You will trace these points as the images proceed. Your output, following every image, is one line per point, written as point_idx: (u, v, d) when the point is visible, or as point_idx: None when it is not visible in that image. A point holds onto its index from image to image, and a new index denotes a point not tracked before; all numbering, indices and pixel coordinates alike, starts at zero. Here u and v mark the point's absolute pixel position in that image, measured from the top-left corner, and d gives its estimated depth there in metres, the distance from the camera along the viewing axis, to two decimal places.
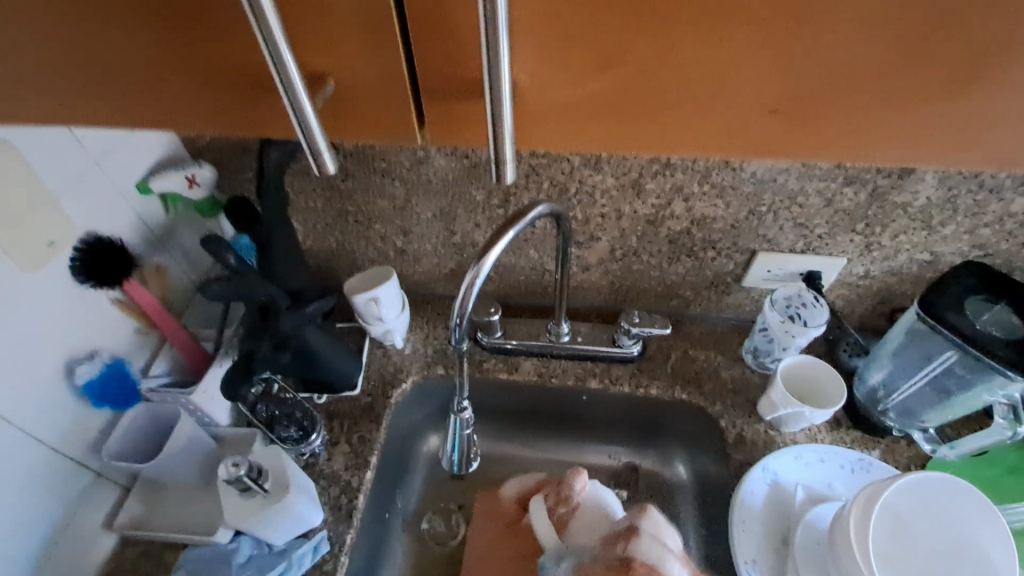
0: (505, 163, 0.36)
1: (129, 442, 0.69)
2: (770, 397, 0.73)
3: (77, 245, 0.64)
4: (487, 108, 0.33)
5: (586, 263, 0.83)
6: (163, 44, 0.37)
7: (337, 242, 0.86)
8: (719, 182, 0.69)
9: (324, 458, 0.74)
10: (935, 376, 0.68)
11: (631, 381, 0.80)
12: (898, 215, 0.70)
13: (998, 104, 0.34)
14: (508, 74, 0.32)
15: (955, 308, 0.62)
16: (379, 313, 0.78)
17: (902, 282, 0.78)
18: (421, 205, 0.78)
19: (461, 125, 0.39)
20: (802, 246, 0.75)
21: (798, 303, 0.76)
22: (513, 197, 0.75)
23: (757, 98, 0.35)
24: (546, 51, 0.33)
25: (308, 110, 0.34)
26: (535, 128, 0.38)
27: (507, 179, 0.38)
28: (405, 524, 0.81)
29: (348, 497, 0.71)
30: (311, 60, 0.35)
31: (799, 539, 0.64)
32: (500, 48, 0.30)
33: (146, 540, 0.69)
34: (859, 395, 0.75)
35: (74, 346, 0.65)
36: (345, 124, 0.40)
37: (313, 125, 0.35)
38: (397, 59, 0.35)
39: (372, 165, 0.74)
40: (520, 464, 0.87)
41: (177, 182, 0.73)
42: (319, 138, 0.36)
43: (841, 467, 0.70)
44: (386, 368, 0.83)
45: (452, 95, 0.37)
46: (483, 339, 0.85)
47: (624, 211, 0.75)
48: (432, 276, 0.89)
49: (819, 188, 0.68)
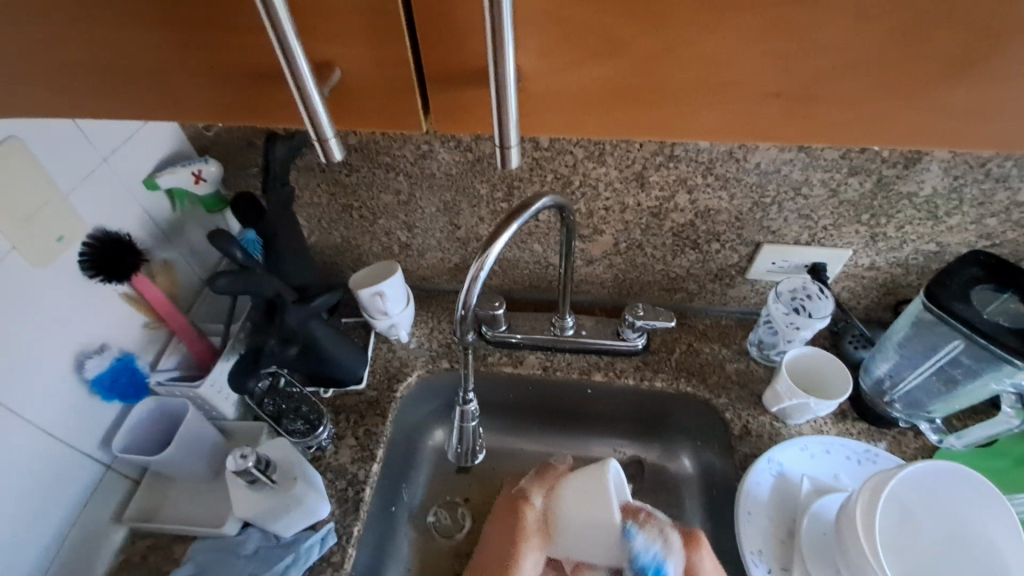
0: (509, 149, 0.36)
1: (137, 436, 0.69)
2: (775, 388, 0.72)
3: (86, 240, 0.65)
4: (492, 95, 0.34)
5: (589, 257, 0.83)
6: (171, 35, 0.37)
7: (342, 238, 0.86)
8: (723, 174, 0.69)
9: (330, 451, 0.74)
10: (941, 366, 0.68)
11: (635, 374, 0.81)
12: (903, 205, 0.69)
13: (1007, 84, 0.33)
14: (511, 60, 0.32)
15: (961, 297, 0.62)
16: (385, 307, 0.79)
17: (908, 273, 0.78)
18: (425, 199, 0.79)
19: (466, 113, 0.39)
20: (807, 238, 0.75)
21: (803, 294, 0.75)
22: (517, 189, 0.75)
23: (759, 81, 0.35)
24: (548, 36, 0.34)
25: (313, 98, 0.34)
26: (539, 116, 0.39)
27: (510, 166, 0.38)
28: (411, 518, 0.81)
29: (355, 489, 0.71)
30: (315, 49, 0.36)
31: (804, 531, 0.64)
32: (504, 34, 0.30)
33: (154, 534, 0.69)
34: (864, 386, 0.74)
35: (83, 340, 0.66)
36: (349, 111, 0.40)
37: (319, 114, 0.35)
38: (402, 49, 0.35)
39: (376, 159, 0.75)
40: (524, 458, 0.87)
41: (184, 179, 0.73)
42: (326, 126, 0.36)
43: (847, 458, 0.70)
44: (391, 363, 0.84)
45: (457, 82, 0.37)
46: (487, 333, 0.86)
47: (628, 204, 0.75)
48: (436, 271, 0.89)
49: (824, 179, 0.68)
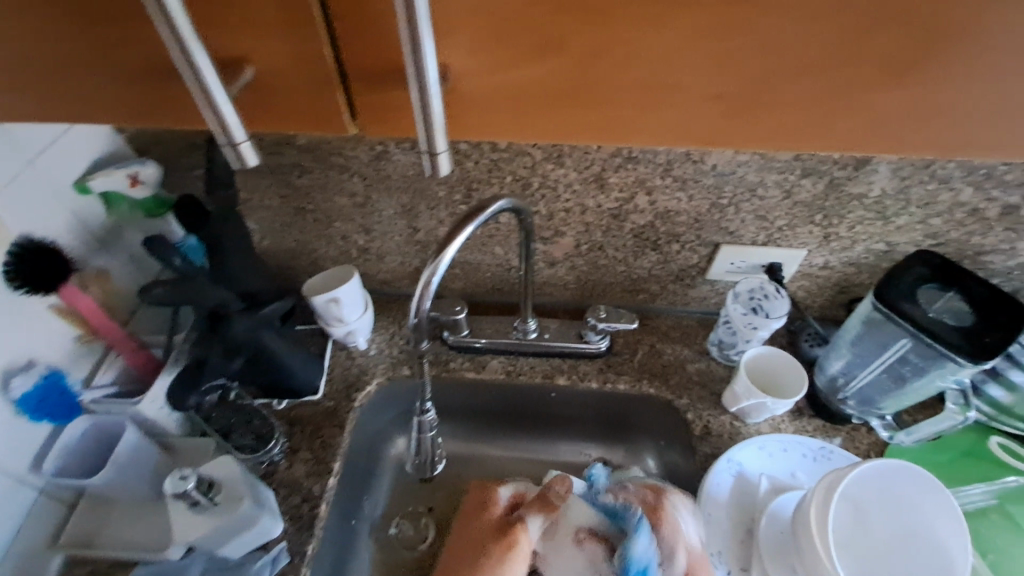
0: (439, 156, 0.35)
1: (72, 457, 0.65)
2: (734, 388, 0.73)
3: (10, 250, 0.60)
4: (415, 98, 0.32)
5: (551, 259, 0.82)
6: (77, 27, 0.36)
7: (296, 241, 0.83)
8: (681, 175, 0.69)
9: (283, 466, 0.71)
10: (891, 365, 0.70)
11: (598, 376, 0.80)
12: (854, 206, 0.71)
13: (945, 88, 0.34)
14: (433, 59, 0.30)
15: (908, 297, 0.63)
16: (340, 313, 0.76)
17: (860, 272, 0.79)
18: (382, 201, 0.76)
19: (394, 113, 0.37)
20: (763, 238, 0.76)
21: (760, 295, 0.77)
22: (476, 191, 0.73)
23: (703, 84, 0.34)
24: (475, 33, 0.32)
25: (220, 99, 0.32)
26: (473, 116, 0.37)
27: (442, 174, 0.36)
28: (372, 530, 0.79)
29: (310, 505, 0.68)
30: (224, 46, 0.34)
31: (761, 530, 0.65)
32: (422, 35, 0.29)
33: (92, 559, 0.65)
34: (820, 383, 0.75)
35: (8, 356, 0.61)
36: (270, 112, 0.38)
37: (227, 117, 0.33)
38: (319, 46, 0.33)
39: (328, 160, 0.72)
40: (490, 464, 0.86)
41: (118, 181, 0.68)
42: (236, 129, 0.34)
43: (804, 456, 0.71)
44: (349, 371, 0.81)
45: (381, 82, 0.35)
46: (449, 338, 0.84)
47: (588, 206, 0.74)
48: (396, 275, 0.87)
49: (778, 180, 0.69)
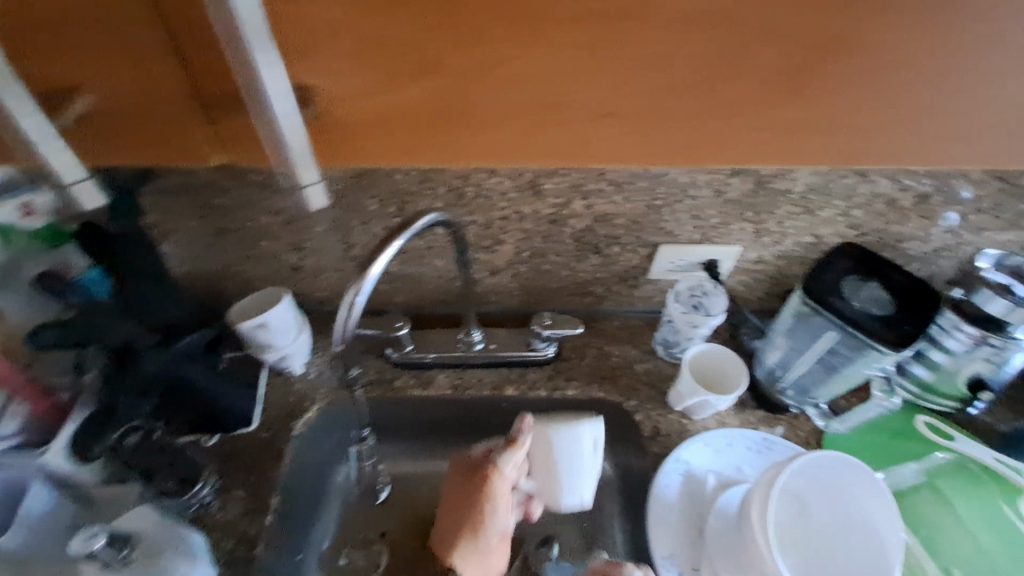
0: (316, 187, 0.55)
1: None
2: (677, 388, 0.74)
3: None
4: (293, 145, 0.51)
5: (494, 268, 0.81)
6: None
7: (222, 264, 0.78)
8: (616, 179, 0.68)
9: (216, 508, 0.68)
10: (822, 356, 0.72)
11: (547, 384, 0.79)
12: (781, 202, 0.72)
13: None
14: (292, 111, 0.49)
15: (834, 290, 0.65)
16: (269, 340, 0.72)
17: (792, 264, 0.82)
18: (310, 218, 0.73)
19: (243, 140, 0.63)
20: (699, 237, 0.77)
21: (699, 292, 0.79)
22: (408, 204, 0.71)
23: None
24: (348, 52, 0.55)
25: (53, 153, 0.55)
26: (364, 150, 0.63)
27: (316, 206, 0.57)
28: (320, 563, 0.75)
29: (247, 548, 0.65)
30: (62, 82, 0.56)
31: (709, 529, 0.65)
32: (287, 119, 0.50)
33: None
34: (760, 376, 0.77)
35: None
36: (104, 139, 0.61)
37: (59, 165, 0.56)
38: (134, 85, 0.57)
39: (244, 176, 0.66)
40: (444, 480, 0.83)
41: (7, 212, 0.60)
42: (71, 175, 0.58)
43: (748, 449, 0.72)
44: (287, 398, 0.77)
45: (218, 115, 0.60)
46: (393, 356, 0.81)
47: (525, 212, 0.73)
48: (333, 292, 0.83)
49: (710, 180, 0.68)
